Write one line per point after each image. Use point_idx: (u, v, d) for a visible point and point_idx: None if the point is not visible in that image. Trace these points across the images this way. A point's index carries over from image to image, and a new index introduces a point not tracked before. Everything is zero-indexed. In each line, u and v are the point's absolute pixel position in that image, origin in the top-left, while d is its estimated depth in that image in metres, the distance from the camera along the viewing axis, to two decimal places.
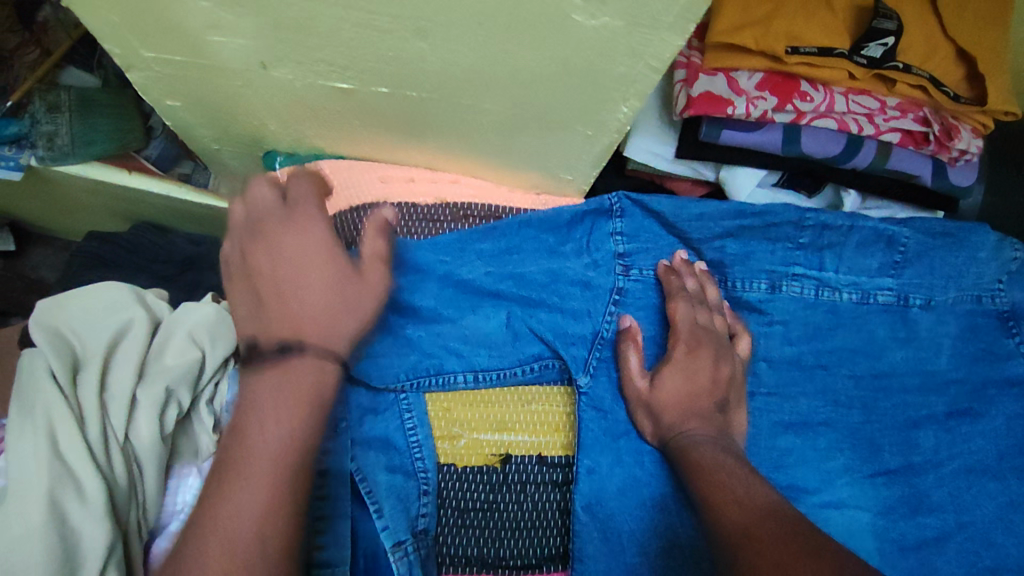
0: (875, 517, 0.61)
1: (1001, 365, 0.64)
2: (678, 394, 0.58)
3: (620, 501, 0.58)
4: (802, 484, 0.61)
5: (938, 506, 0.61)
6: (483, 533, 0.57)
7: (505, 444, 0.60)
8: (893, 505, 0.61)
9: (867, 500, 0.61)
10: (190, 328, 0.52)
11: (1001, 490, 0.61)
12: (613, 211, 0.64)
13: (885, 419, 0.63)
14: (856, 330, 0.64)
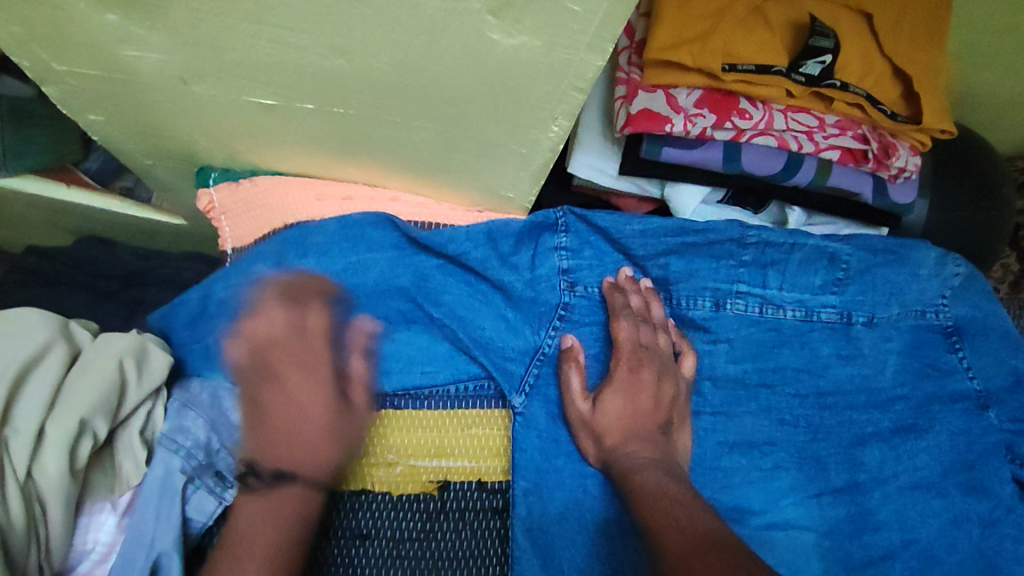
0: (819, 537, 0.60)
1: (942, 380, 0.64)
2: (620, 415, 0.57)
3: (561, 526, 0.57)
4: (746, 505, 0.60)
5: (885, 525, 0.60)
6: (421, 566, 0.55)
7: (444, 471, 0.58)
8: (838, 524, 0.60)
9: (812, 520, 0.60)
10: (119, 354, 0.49)
11: (945, 507, 0.61)
12: (559, 225, 0.62)
13: (830, 437, 0.63)
14: (801, 349, 0.63)
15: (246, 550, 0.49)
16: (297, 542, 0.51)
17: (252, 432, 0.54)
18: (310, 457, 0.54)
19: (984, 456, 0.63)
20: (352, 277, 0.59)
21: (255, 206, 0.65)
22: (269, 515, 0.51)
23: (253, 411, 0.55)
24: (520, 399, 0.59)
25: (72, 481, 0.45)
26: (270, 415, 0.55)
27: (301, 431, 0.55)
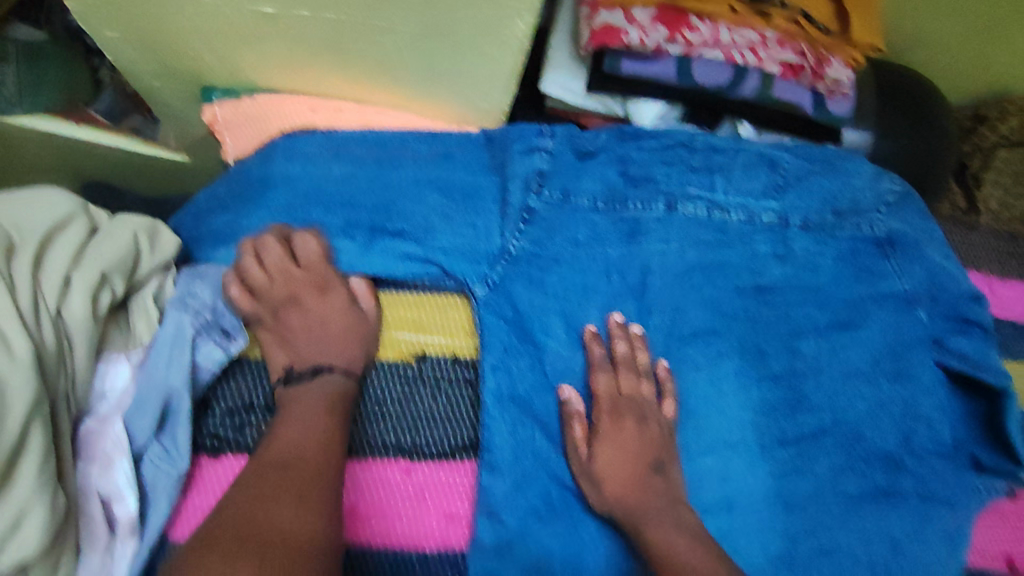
0: (757, 415, 0.67)
1: (875, 282, 0.72)
2: (615, 468, 0.62)
3: (524, 398, 0.63)
4: (693, 392, 0.68)
5: (818, 408, 0.68)
6: (403, 423, 0.62)
7: (422, 347, 0.64)
8: (775, 404, 0.68)
9: (751, 402, 0.68)
10: (134, 227, 0.56)
11: (872, 391, 0.69)
12: (546, 132, 0.70)
13: (769, 329, 0.70)
14: (742, 247, 0.69)
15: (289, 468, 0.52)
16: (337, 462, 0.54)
17: (294, 346, 0.62)
18: (342, 354, 0.61)
19: (908, 346, 0.71)
20: (324, 181, 0.66)
21: (254, 120, 0.72)
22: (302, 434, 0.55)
23: (298, 336, 0.62)
24: (482, 289, 0.65)
25: (94, 324, 0.51)
26: (301, 329, 0.62)
27: (311, 340, 0.62)
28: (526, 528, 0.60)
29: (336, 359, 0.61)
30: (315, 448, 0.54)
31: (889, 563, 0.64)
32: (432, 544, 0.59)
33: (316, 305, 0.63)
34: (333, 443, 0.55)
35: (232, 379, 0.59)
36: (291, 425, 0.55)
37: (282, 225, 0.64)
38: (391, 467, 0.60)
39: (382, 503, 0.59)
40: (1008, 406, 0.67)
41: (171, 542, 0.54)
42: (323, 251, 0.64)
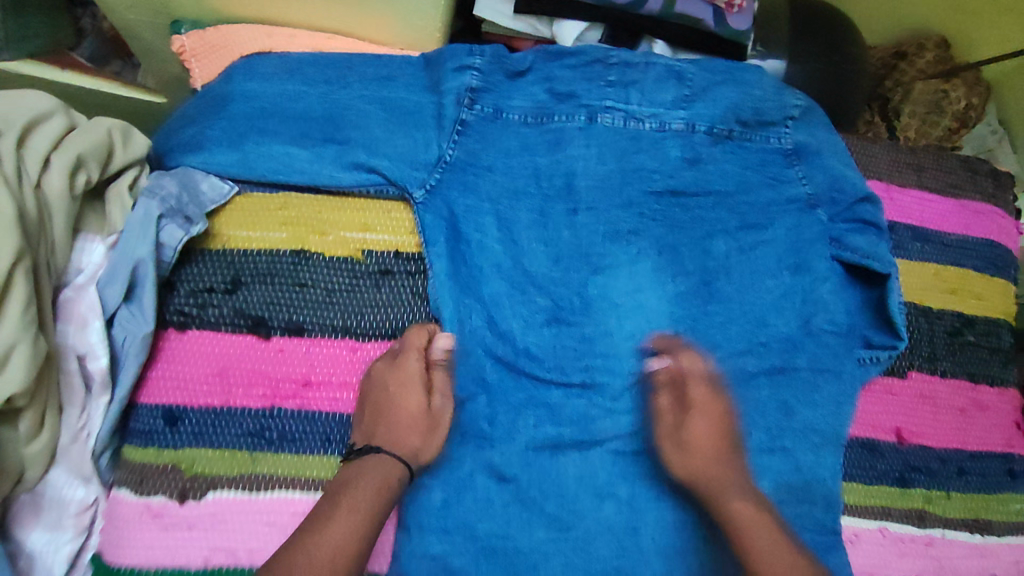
0: (673, 300, 0.74)
1: (783, 187, 0.80)
2: (705, 454, 0.66)
3: (458, 286, 0.71)
4: (615, 289, 0.73)
5: (729, 299, 0.76)
6: (348, 308, 0.69)
7: (366, 244, 0.71)
8: (688, 291, 0.75)
9: (666, 292, 0.74)
10: (109, 125, 0.64)
11: (777, 284, 0.77)
12: (475, 50, 0.75)
13: (684, 229, 0.77)
14: (655, 152, 0.77)
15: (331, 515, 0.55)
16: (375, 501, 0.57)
17: (361, 429, 0.64)
18: (406, 441, 0.63)
19: (810, 242, 0.78)
20: (279, 98, 0.73)
21: (220, 49, 0.79)
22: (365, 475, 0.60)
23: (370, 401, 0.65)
24: (420, 193, 0.72)
25: (71, 200, 0.60)
26: (377, 407, 0.64)
27: (394, 404, 0.64)
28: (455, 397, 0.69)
29: (402, 427, 0.64)
30: (345, 559, 0.52)
31: (783, 426, 0.72)
32: None
33: (403, 390, 0.65)
34: (358, 544, 0.54)
35: (192, 266, 0.67)
36: (336, 521, 0.54)
37: (236, 134, 0.70)
38: (337, 346, 0.68)
39: (330, 376, 0.67)
40: (891, 290, 0.76)
41: (139, 403, 0.64)
42: (273, 158, 0.70)
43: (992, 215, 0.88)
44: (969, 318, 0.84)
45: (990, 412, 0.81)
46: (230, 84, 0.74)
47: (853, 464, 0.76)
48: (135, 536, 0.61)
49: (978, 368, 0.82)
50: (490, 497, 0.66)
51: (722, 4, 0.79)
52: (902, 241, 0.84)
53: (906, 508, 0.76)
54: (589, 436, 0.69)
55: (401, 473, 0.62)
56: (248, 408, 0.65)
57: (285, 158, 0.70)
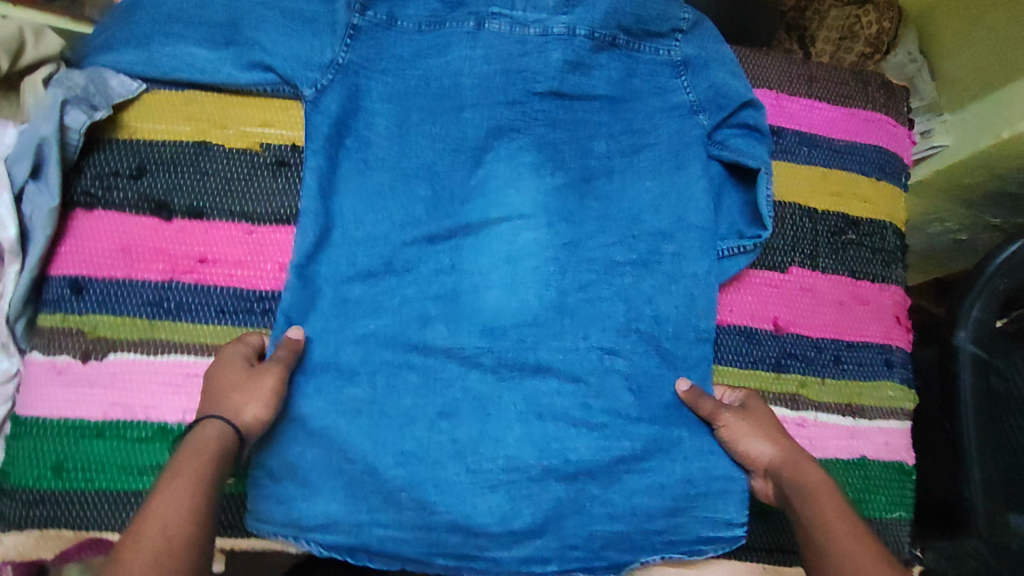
0: (547, 196, 0.81)
1: (666, 94, 0.85)
2: (748, 446, 0.74)
3: (349, 182, 0.78)
4: (497, 187, 0.80)
5: (605, 197, 0.83)
6: (245, 196, 0.74)
7: (265, 138, 0.77)
8: (564, 186, 0.82)
9: (544, 185, 0.81)
10: (21, 23, 0.69)
11: (654, 185, 0.83)
12: None
13: (567, 131, 0.83)
14: (538, 56, 0.82)
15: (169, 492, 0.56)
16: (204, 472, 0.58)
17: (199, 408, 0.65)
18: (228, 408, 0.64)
19: (687, 144, 0.84)
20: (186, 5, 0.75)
21: None
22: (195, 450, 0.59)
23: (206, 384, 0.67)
24: (310, 92, 0.77)
25: None
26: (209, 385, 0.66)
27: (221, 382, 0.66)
28: (343, 277, 0.76)
29: (227, 395, 0.65)
30: (179, 528, 0.54)
31: (638, 311, 0.79)
32: (267, 287, 0.73)
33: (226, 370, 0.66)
34: (187, 513, 0.55)
35: (100, 154, 0.72)
36: (163, 497, 0.55)
37: (145, 36, 0.74)
38: (232, 228, 0.73)
39: (226, 255, 0.73)
40: (758, 183, 0.82)
41: (48, 275, 0.70)
42: (181, 57, 0.74)
43: (882, 124, 0.94)
44: (854, 219, 0.89)
45: (868, 307, 0.86)
46: None
47: (727, 348, 0.82)
48: (46, 391, 0.67)
49: (860, 266, 0.87)
50: (354, 371, 0.74)
51: None
52: (788, 145, 0.90)
53: (779, 391, 0.81)
54: (456, 313, 0.77)
55: (229, 434, 0.62)
56: (149, 281, 0.71)
57: (190, 60, 0.74)
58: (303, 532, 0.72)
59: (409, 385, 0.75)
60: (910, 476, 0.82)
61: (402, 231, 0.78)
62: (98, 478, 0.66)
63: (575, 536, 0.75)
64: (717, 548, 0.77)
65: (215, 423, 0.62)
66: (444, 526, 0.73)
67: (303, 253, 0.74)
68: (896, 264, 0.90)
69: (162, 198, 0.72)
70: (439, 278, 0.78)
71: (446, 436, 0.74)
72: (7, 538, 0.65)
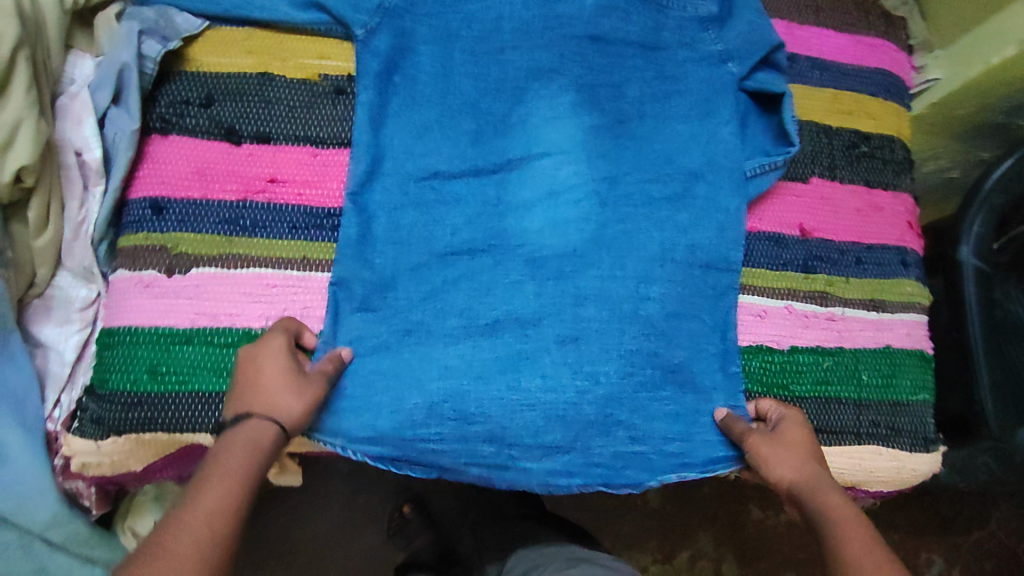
0: (581, 128, 0.87)
1: (688, 33, 0.92)
2: (777, 469, 0.71)
3: (399, 118, 0.84)
4: (535, 125, 0.86)
5: (638, 137, 0.88)
6: (307, 121, 0.82)
7: (324, 69, 0.84)
8: (599, 120, 0.87)
9: (579, 119, 0.87)
10: None
11: (684, 123, 0.88)
12: None
13: (599, 70, 0.89)
14: (572, 2, 0.89)
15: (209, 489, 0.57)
16: (244, 471, 0.60)
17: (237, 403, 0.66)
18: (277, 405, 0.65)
19: (708, 82, 0.90)
20: None
21: None
22: (241, 446, 0.61)
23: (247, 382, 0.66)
24: (360, 32, 0.83)
25: (59, 12, 0.73)
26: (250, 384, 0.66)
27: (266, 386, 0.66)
28: (396, 204, 0.80)
29: (276, 392, 0.66)
30: (219, 525, 0.55)
31: (673, 242, 0.82)
32: (333, 204, 0.80)
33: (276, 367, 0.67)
34: (218, 513, 0.56)
35: (172, 84, 0.79)
36: (211, 491, 0.57)
37: None
38: (298, 150, 0.81)
39: (295, 176, 0.79)
40: (787, 105, 0.89)
41: (129, 198, 0.75)
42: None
43: (885, 49, 1.02)
44: (866, 134, 0.96)
45: (883, 214, 0.93)
46: None
47: (758, 252, 0.87)
48: (135, 301, 0.72)
49: (873, 175, 0.95)
50: (407, 295, 0.77)
51: None
52: (801, 69, 0.97)
53: (809, 289, 0.87)
54: (502, 245, 0.81)
55: (276, 434, 0.64)
56: (224, 200, 0.77)
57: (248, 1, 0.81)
58: (351, 443, 0.74)
59: (455, 309, 0.78)
60: (930, 363, 0.89)
61: (450, 163, 0.83)
62: (192, 380, 0.71)
63: (601, 453, 0.76)
64: (716, 471, 0.79)
65: (264, 421, 0.63)
66: (481, 437, 0.75)
67: (358, 179, 0.79)
68: (906, 173, 0.98)
69: (232, 122, 0.79)
70: (485, 218, 0.82)
71: (489, 353, 0.76)
72: (106, 444, 0.69)
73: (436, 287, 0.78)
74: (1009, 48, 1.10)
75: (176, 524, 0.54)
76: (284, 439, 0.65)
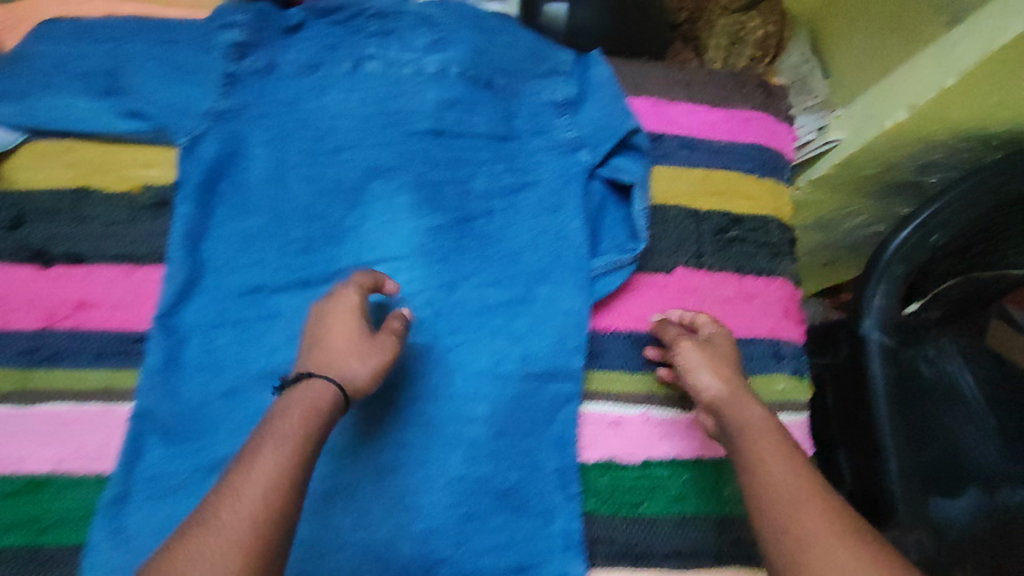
0: (421, 232, 0.82)
1: (544, 122, 0.87)
2: (703, 382, 0.74)
3: (224, 230, 0.79)
4: (367, 235, 0.81)
5: (486, 238, 0.83)
6: (124, 238, 0.78)
7: (146, 179, 0.81)
8: (443, 221, 0.83)
9: (420, 224, 0.82)
10: None
11: (535, 225, 0.84)
12: (240, 10, 0.82)
13: (446, 168, 0.84)
14: (413, 95, 0.83)
15: (285, 445, 0.58)
16: (311, 427, 0.60)
17: (310, 360, 0.66)
18: (349, 368, 0.66)
19: (561, 176, 0.85)
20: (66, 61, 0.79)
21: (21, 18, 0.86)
22: (309, 398, 0.62)
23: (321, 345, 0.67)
24: (185, 139, 0.80)
25: None
26: (324, 345, 0.67)
27: (326, 351, 0.66)
28: (212, 322, 0.77)
29: (346, 358, 0.66)
30: (275, 497, 0.54)
31: (507, 353, 0.79)
32: (141, 329, 0.76)
33: (335, 327, 0.68)
34: (288, 477, 0.56)
35: None
36: (269, 452, 0.57)
37: (20, 89, 0.78)
38: (111, 271, 0.77)
39: (104, 299, 0.76)
40: (635, 198, 0.84)
41: None
42: (63, 101, 0.78)
43: (761, 123, 0.95)
44: (737, 216, 0.91)
45: (755, 302, 0.88)
46: (18, 46, 0.79)
47: (612, 354, 0.83)
48: None
49: (744, 262, 0.90)
50: (218, 426, 0.74)
51: None
52: (667, 149, 0.92)
53: (668, 392, 0.83)
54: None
55: (338, 395, 0.64)
56: (25, 330, 0.74)
57: (65, 114, 0.78)
58: None
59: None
60: None
61: (275, 276, 0.79)
62: None
63: None
64: None
65: (323, 382, 0.63)
66: None
67: (168, 301, 0.76)
68: (784, 258, 0.92)
69: (41, 244, 0.76)
70: (309, 337, 0.78)
71: None
72: None
73: (249, 415, 0.75)
74: (900, 111, 1.01)
75: (231, 494, 0.54)
76: (344, 402, 0.65)
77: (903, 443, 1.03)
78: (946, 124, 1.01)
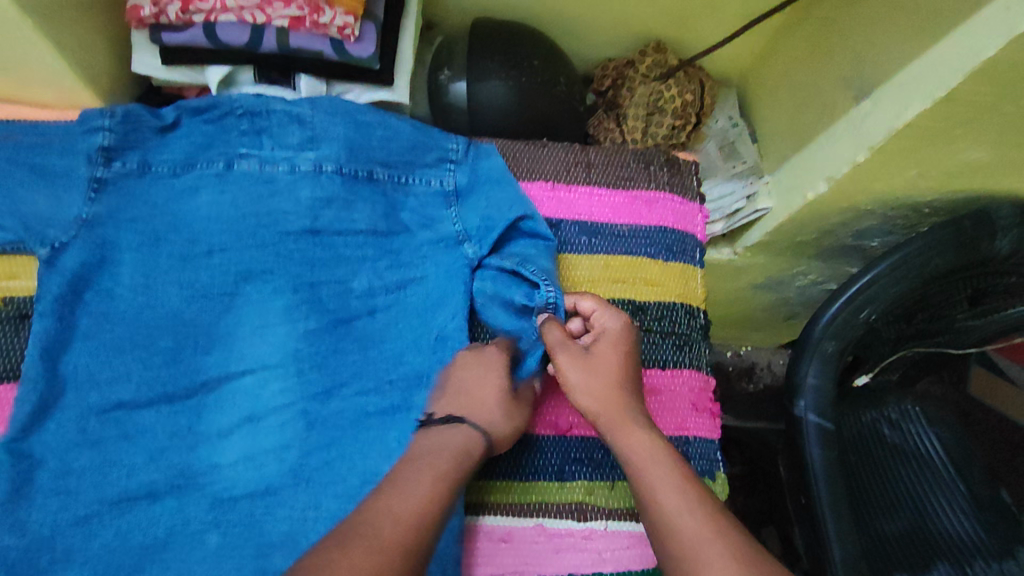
0: (297, 340, 0.79)
1: (430, 217, 0.84)
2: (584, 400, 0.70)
3: (85, 344, 0.75)
4: (240, 346, 0.78)
5: (364, 339, 0.81)
6: None
7: (8, 290, 0.77)
8: (322, 326, 0.80)
9: (296, 331, 0.79)
10: None
11: (419, 328, 0.82)
12: (109, 111, 0.76)
13: (327, 269, 0.81)
14: (287, 195, 0.80)
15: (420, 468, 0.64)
16: (459, 466, 0.66)
17: (451, 405, 0.73)
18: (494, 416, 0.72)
19: (447, 275, 0.83)
20: None
21: None
22: (451, 441, 0.69)
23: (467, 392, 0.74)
24: (44, 250, 0.74)
25: None
26: (473, 393, 0.74)
27: (475, 398, 0.73)
28: (71, 444, 0.73)
29: (489, 411, 0.72)
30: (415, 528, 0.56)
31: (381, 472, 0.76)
32: None
33: (486, 379, 0.75)
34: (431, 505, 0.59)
35: None
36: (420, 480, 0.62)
37: None
38: None
39: None
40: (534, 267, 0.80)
41: None
42: None
43: (667, 203, 0.91)
44: (641, 305, 0.87)
45: (660, 399, 0.83)
46: None
47: (504, 462, 0.79)
48: None
49: (648, 354, 0.85)
50: (72, 559, 0.70)
51: (336, 36, 0.79)
52: (567, 237, 0.88)
53: (563, 502, 0.79)
54: (186, 485, 0.74)
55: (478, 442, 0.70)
56: None
57: None
58: None
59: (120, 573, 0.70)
60: None
61: (136, 391, 0.75)
62: None
63: None
64: None
65: (464, 432, 0.70)
66: None
67: (19, 425, 0.71)
68: (694, 344, 0.88)
69: None
70: (170, 454, 0.75)
71: None
72: None
73: (104, 544, 0.71)
74: (819, 183, 0.96)
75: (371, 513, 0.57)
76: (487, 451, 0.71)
77: (845, 531, 0.95)
78: (872, 195, 0.96)
